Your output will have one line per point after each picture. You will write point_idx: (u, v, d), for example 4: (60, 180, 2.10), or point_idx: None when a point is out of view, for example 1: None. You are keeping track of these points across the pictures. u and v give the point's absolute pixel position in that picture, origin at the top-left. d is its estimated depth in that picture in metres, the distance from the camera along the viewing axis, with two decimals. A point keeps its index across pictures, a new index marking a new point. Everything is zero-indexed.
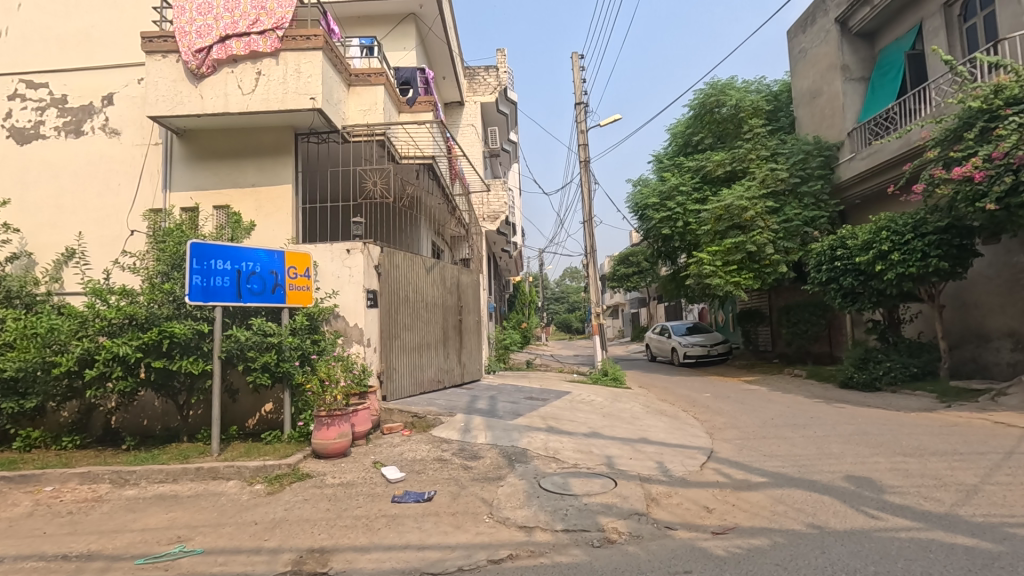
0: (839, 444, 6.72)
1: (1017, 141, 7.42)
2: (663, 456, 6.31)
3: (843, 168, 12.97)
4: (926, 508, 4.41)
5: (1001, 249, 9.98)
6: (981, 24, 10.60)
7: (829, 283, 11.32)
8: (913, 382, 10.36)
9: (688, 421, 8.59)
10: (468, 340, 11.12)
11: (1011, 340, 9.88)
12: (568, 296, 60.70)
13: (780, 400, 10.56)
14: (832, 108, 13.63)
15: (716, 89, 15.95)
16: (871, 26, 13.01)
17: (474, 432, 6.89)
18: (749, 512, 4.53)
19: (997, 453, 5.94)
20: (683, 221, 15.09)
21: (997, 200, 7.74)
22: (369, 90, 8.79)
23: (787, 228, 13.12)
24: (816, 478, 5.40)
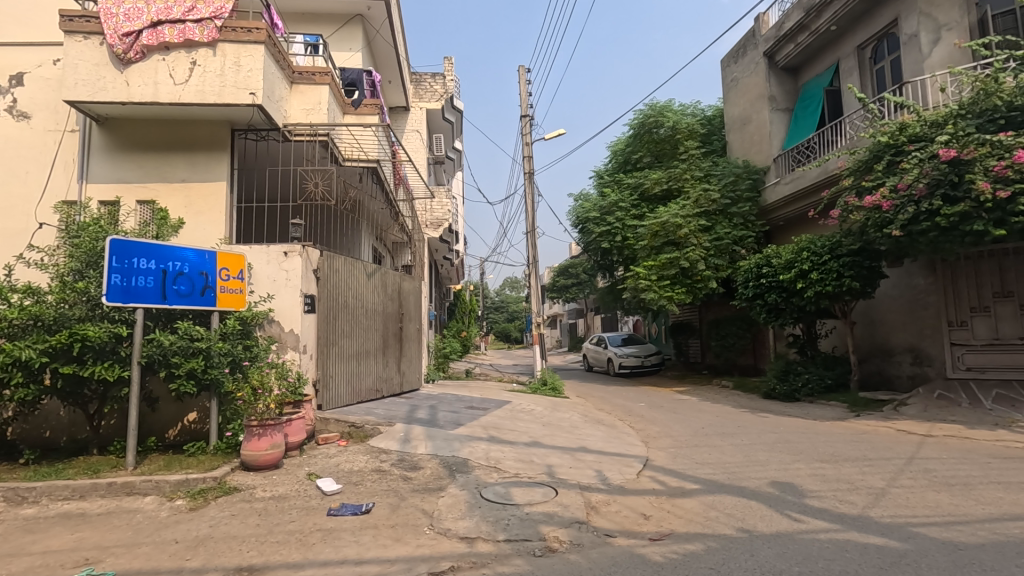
0: (764, 451, 7.11)
1: (918, 175, 8.18)
2: (601, 464, 6.44)
3: (768, 192, 13.87)
4: (842, 511, 4.73)
5: (904, 272, 10.94)
6: (889, 67, 11.67)
7: (754, 300, 12.02)
8: (828, 393, 11.13)
9: (624, 430, 8.81)
10: (408, 349, 10.92)
11: (911, 354, 10.83)
12: (508, 306, 60.95)
13: (709, 409, 11.05)
14: (759, 135, 14.55)
15: (655, 110, 16.57)
16: (795, 61, 14.02)
17: (414, 443, 6.75)
18: (683, 518, 4.70)
19: (901, 458, 6.48)
20: (622, 236, 15.61)
21: (901, 227, 8.50)
22: (312, 90, 8.52)
23: (717, 245, 13.80)
24: (744, 484, 5.67)
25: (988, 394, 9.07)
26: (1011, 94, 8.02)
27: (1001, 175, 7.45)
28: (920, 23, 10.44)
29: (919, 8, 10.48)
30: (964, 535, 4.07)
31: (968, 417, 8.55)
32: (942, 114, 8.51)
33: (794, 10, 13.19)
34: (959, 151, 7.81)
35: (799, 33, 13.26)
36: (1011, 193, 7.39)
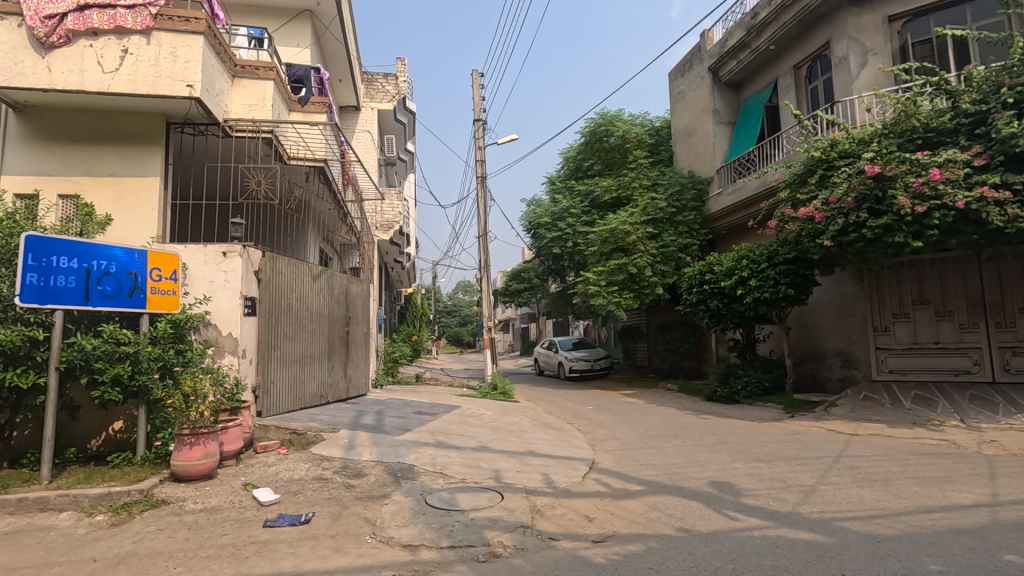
0: (705, 452, 7.34)
1: (847, 189, 8.70)
2: (548, 468, 6.48)
3: (712, 202, 14.41)
4: (775, 508, 4.94)
5: (835, 280, 11.57)
6: (822, 86, 12.37)
7: (698, 305, 12.43)
8: (765, 395, 11.64)
9: (572, 433, 8.90)
10: (355, 353, 10.67)
11: (841, 358, 11.47)
12: (460, 310, 60.51)
13: (655, 412, 11.33)
14: (704, 147, 15.10)
15: (606, 119, 16.91)
16: (737, 77, 14.65)
17: (358, 449, 6.59)
18: (626, 520, 4.78)
19: (829, 457, 6.84)
20: (573, 242, 15.98)
21: (831, 237, 9.02)
22: (256, 85, 8.25)
23: (664, 253, 14.16)
24: (684, 484, 5.83)
25: (907, 395, 9.74)
26: (927, 116, 8.67)
27: (919, 192, 7.99)
28: (849, 46, 11.10)
29: (848, 33, 11.13)
30: (883, 528, 4.33)
31: (890, 416, 9.14)
32: (868, 133, 9.10)
33: (737, 29, 13.82)
34: (883, 168, 8.34)
35: (740, 51, 13.88)
36: (928, 208, 7.94)
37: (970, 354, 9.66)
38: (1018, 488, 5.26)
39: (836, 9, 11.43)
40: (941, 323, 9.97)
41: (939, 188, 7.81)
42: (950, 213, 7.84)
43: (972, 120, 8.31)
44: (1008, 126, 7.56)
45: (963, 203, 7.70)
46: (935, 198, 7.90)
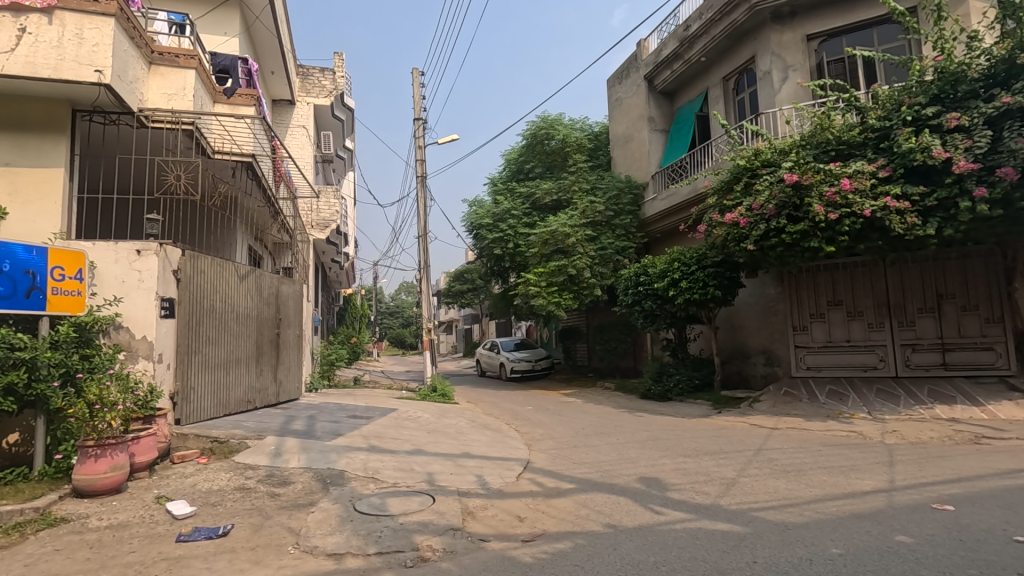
0: (636, 448, 7.57)
1: (768, 197, 9.21)
2: (482, 469, 6.48)
3: (647, 206, 14.90)
4: (697, 501, 5.16)
5: (758, 283, 12.24)
6: (748, 98, 13.03)
7: (633, 306, 12.79)
8: (695, 392, 12.16)
9: (509, 434, 8.95)
10: (286, 357, 10.25)
11: (764, 356, 12.13)
12: (403, 311, 59.51)
13: (592, 411, 11.58)
14: (640, 153, 15.59)
15: (547, 122, 17.12)
16: (671, 86, 15.21)
17: (286, 456, 6.35)
18: (556, 518, 4.85)
19: (750, 450, 7.21)
20: (514, 243, 16.12)
21: (754, 241, 9.53)
22: (176, 73, 7.82)
23: (602, 255, 14.45)
24: (614, 481, 5.99)
25: (822, 390, 10.42)
26: (839, 131, 9.31)
27: (832, 200, 8.57)
28: (772, 62, 11.74)
29: (771, 49, 11.76)
30: (794, 516, 4.60)
31: (807, 410, 9.75)
32: (788, 144, 9.65)
33: (671, 40, 14.37)
34: (800, 177, 8.87)
35: (674, 61, 14.43)
36: (839, 216, 8.53)
37: (877, 351, 10.47)
38: (913, 474, 5.75)
39: (761, 26, 12.06)
40: (852, 322, 10.74)
41: (849, 197, 8.42)
42: (858, 220, 8.44)
43: (877, 135, 9.00)
44: (908, 141, 8.22)
45: (870, 212, 8.31)
46: (846, 207, 8.50)
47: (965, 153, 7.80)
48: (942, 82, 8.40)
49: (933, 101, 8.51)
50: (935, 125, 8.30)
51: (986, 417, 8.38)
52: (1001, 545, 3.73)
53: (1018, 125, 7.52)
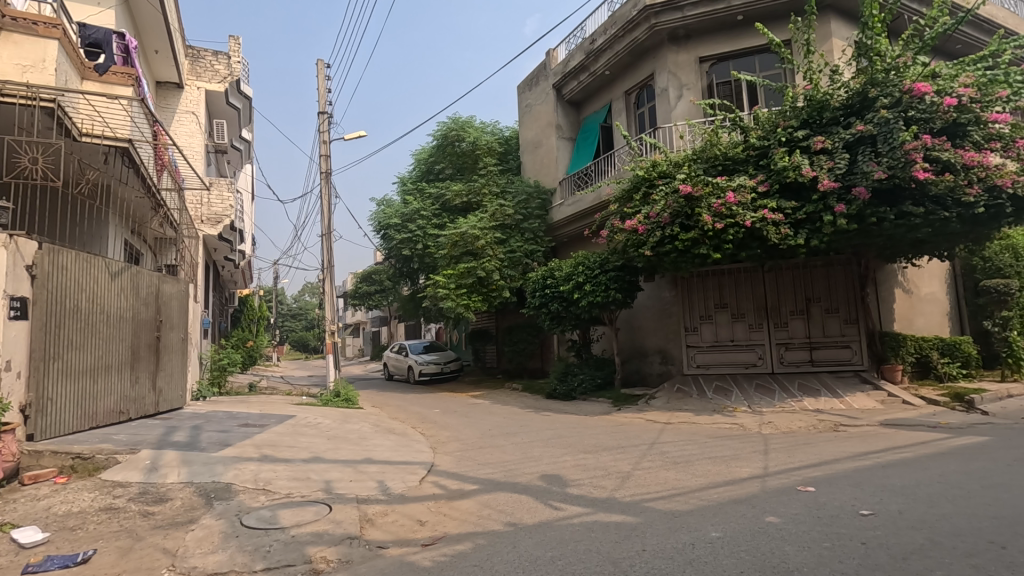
0: (540, 447, 7.74)
1: (664, 206, 9.82)
2: (384, 475, 6.31)
3: (555, 212, 15.32)
4: (595, 495, 5.36)
5: (656, 286, 12.99)
6: (648, 113, 13.81)
7: (541, 308, 13.07)
8: (597, 391, 12.67)
9: (414, 437, 8.80)
10: (167, 362, 9.36)
11: (660, 355, 12.88)
12: (307, 313, 56.72)
13: (499, 411, 11.68)
14: (549, 159, 16.01)
15: (458, 124, 17.05)
16: (578, 97, 15.76)
17: (163, 471, 5.81)
18: (457, 520, 4.83)
19: (645, 444, 7.63)
20: (423, 244, 15.93)
21: (651, 248, 10.09)
22: (34, 43, 6.92)
23: (511, 258, 14.62)
24: (517, 480, 6.08)
25: (710, 386, 11.26)
26: (725, 147, 10.12)
27: (718, 211, 9.28)
28: (669, 80, 12.55)
29: (668, 67, 12.56)
30: (681, 504, 4.93)
31: (696, 405, 10.50)
32: (681, 157, 10.33)
33: (578, 52, 14.89)
34: (692, 188, 9.53)
35: (580, 73, 14.98)
36: (725, 225, 9.25)
37: (756, 349, 11.47)
38: (783, 460, 6.38)
39: (659, 45, 12.85)
40: (736, 323, 11.68)
41: (733, 209, 9.16)
42: (741, 230, 9.22)
43: (758, 153, 9.86)
44: (782, 160, 9.10)
45: (750, 222, 9.10)
46: (731, 217, 9.24)
47: (828, 173, 8.76)
48: (810, 108, 9.40)
49: (803, 125, 9.51)
50: (805, 147, 9.25)
51: (843, 407, 9.49)
52: (850, 519, 4.23)
53: (870, 151, 8.56)
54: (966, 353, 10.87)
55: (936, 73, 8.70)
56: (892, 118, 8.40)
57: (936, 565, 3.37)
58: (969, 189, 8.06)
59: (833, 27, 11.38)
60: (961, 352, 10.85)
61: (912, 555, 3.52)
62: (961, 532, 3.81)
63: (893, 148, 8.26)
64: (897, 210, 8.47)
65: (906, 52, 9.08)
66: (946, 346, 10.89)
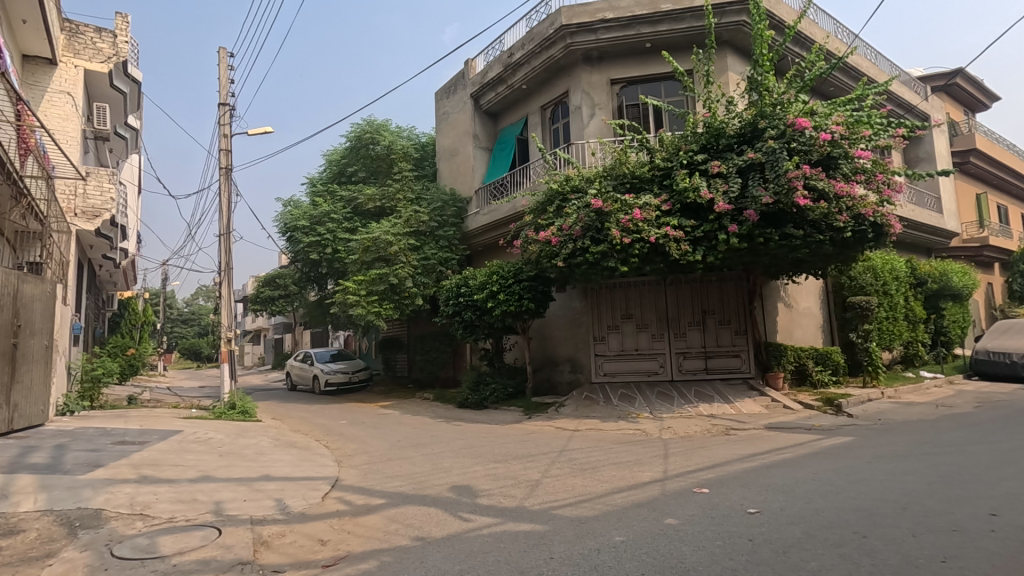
0: (450, 457, 7.63)
1: (576, 219, 10.16)
2: (283, 492, 5.93)
3: (470, 220, 15.33)
4: (504, 505, 5.36)
5: (567, 296, 13.36)
6: (562, 128, 14.22)
7: (454, 316, 12.96)
8: (509, 399, 12.76)
9: (317, 451, 8.36)
10: (25, 374, 8.19)
11: (570, 363, 13.22)
12: (199, 318, 52.45)
13: (409, 422, 11.40)
14: (465, 168, 16.03)
15: (372, 127, 16.68)
16: (495, 107, 15.94)
17: (15, 498, 5.06)
18: (362, 537, 4.63)
19: (554, 452, 7.77)
20: (332, 248, 15.29)
21: (563, 259, 10.36)
22: None
23: (425, 265, 14.40)
24: (426, 492, 5.94)
25: (615, 393, 11.71)
26: (633, 166, 10.62)
27: (626, 226, 9.71)
28: (583, 98, 13.03)
29: (582, 86, 13.05)
30: (587, 510, 5.05)
31: (603, 412, 10.87)
32: (593, 173, 10.76)
33: (496, 64, 15.08)
34: (603, 204, 9.94)
35: (498, 84, 15.17)
36: (631, 240, 9.70)
37: (658, 358, 12.10)
38: (680, 463, 6.75)
39: (574, 64, 13.33)
40: (640, 333, 12.24)
41: (639, 225, 9.62)
42: (646, 245, 9.72)
43: (662, 173, 10.46)
44: (683, 181, 9.71)
45: (655, 238, 9.62)
46: (637, 233, 9.70)
47: (723, 196, 9.47)
48: (709, 135, 10.15)
49: (702, 150, 10.25)
50: (703, 170, 9.95)
51: (733, 412, 10.24)
52: (740, 517, 4.55)
53: (759, 177, 9.38)
54: (835, 362, 12.08)
55: (814, 111, 9.71)
56: (778, 148, 9.28)
57: (811, 556, 3.69)
58: (839, 216, 9.05)
59: (729, 62, 12.39)
60: (832, 360, 12.03)
61: (792, 549, 3.83)
62: (831, 525, 4.22)
63: (778, 176, 9.11)
64: (781, 232, 9.33)
65: (790, 90, 10.06)
66: (819, 356, 12.05)
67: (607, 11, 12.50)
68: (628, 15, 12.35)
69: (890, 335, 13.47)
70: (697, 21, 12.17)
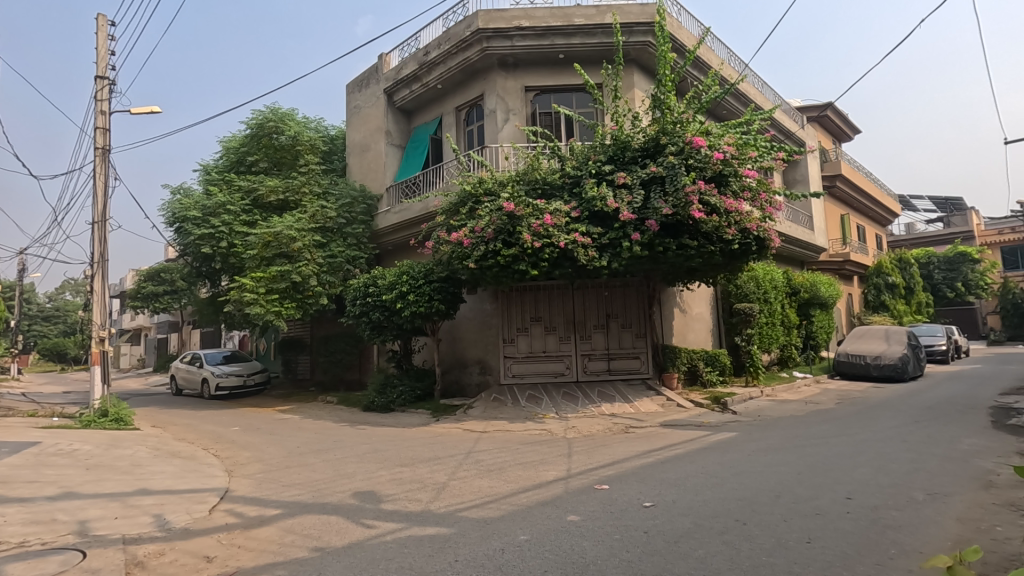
0: (353, 463, 7.37)
1: (489, 222, 10.24)
2: (163, 507, 5.42)
3: (381, 218, 14.92)
4: (410, 510, 5.26)
5: (478, 298, 13.40)
6: (477, 131, 14.26)
7: (360, 317, 12.55)
8: (416, 402, 12.55)
9: (205, 460, 7.74)
10: None
11: (479, 365, 13.27)
12: (66, 315, 46.67)
13: (310, 427, 10.87)
14: (376, 164, 15.60)
15: (276, 115, 15.74)
16: (409, 105, 15.66)
17: None
18: (254, 551, 4.34)
19: (461, 454, 7.75)
20: (228, 242, 14.22)
21: (474, 261, 10.36)
22: None
23: (331, 263, 13.81)
24: (327, 500, 5.69)
25: (523, 395, 11.90)
26: (544, 173, 10.91)
27: (537, 231, 9.93)
28: (497, 102, 13.19)
29: (496, 91, 13.19)
30: (492, 511, 5.09)
31: (511, 413, 11.03)
32: (506, 177, 10.90)
33: (410, 61, 14.82)
34: (515, 207, 10.11)
35: (413, 82, 14.94)
36: (542, 245, 9.93)
37: (564, 360, 12.46)
38: (583, 461, 7.00)
39: (489, 68, 13.44)
40: (548, 336, 12.52)
41: (549, 230, 9.89)
42: (555, 250, 9.98)
43: (572, 181, 10.80)
44: (592, 190, 10.11)
45: (564, 243, 9.91)
46: (547, 238, 9.95)
47: (627, 206, 9.96)
48: (616, 147, 10.66)
49: (609, 161, 10.74)
50: (610, 180, 10.40)
51: (632, 411, 10.79)
52: (636, 511, 4.81)
53: (660, 190, 9.97)
54: (722, 363, 13.08)
55: (709, 131, 10.50)
56: (677, 164, 9.93)
57: (698, 544, 3.98)
58: (728, 230, 9.85)
59: (635, 79, 13.07)
60: (719, 362, 12.99)
61: (681, 538, 4.11)
62: (715, 514, 4.58)
63: (676, 190, 9.75)
64: (678, 242, 9.98)
65: (689, 110, 10.80)
66: (709, 357, 13.00)
67: (523, 19, 12.72)
68: (543, 25, 12.66)
69: (769, 339, 14.87)
70: (607, 37, 12.73)
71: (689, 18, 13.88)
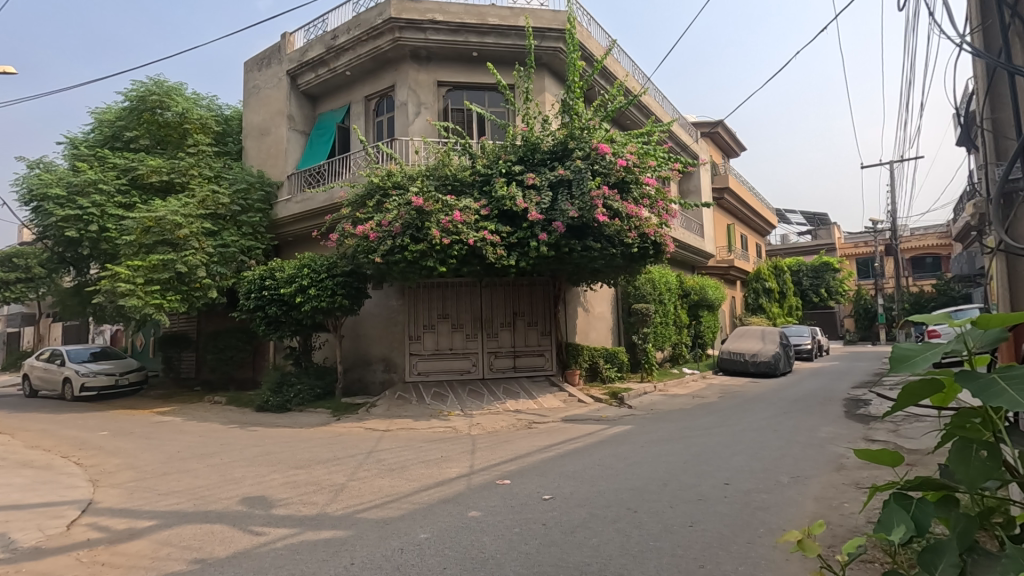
0: (242, 467, 6.90)
1: (397, 216, 10.05)
2: (9, 524, 4.75)
3: (280, 207, 14.09)
4: (304, 513, 5.02)
5: (383, 294, 13.04)
6: (386, 122, 13.88)
7: (255, 311, 11.77)
8: (316, 401, 11.99)
9: (64, 470, 6.88)
10: None
11: (383, 363, 12.93)
12: None
13: (193, 429, 10.02)
14: (276, 150, 14.69)
15: (161, 89, 14.34)
16: (314, 90, 14.91)
17: None
18: (121, 567, 3.92)
19: (361, 454, 7.51)
20: (99, 225, 12.74)
21: (381, 255, 10.10)
22: None
23: (223, 253, 12.78)
24: (210, 508, 5.28)
25: (428, 392, 11.78)
26: (455, 169, 10.86)
27: (446, 227, 9.88)
28: (409, 95, 12.95)
29: (408, 83, 12.96)
30: (393, 511, 4.99)
31: (415, 411, 10.87)
32: (415, 171, 10.73)
33: (317, 44, 14.13)
34: (424, 203, 10.01)
35: (319, 66, 14.25)
36: (451, 241, 9.90)
37: (471, 357, 12.49)
38: (486, 458, 7.06)
39: (401, 59, 13.14)
40: (455, 334, 12.48)
41: (458, 227, 9.88)
42: (464, 247, 9.99)
43: (482, 180, 10.85)
44: (501, 190, 10.22)
45: (473, 241, 9.94)
46: (456, 234, 9.94)
47: (535, 207, 10.20)
48: (526, 148, 10.86)
49: (519, 161, 10.92)
50: (519, 180, 10.58)
51: (536, 407, 11.05)
52: (536, 504, 4.93)
53: (567, 192, 10.29)
54: (620, 360, 13.76)
55: (613, 139, 10.96)
56: (583, 168, 10.30)
57: (593, 533, 4.16)
58: (629, 233, 10.39)
59: (546, 83, 13.38)
60: (618, 359, 13.63)
61: (578, 528, 4.28)
62: (609, 504, 4.81)
63: (582, 193, 10.12)
64: (583, 244, 10.35)
65: (596, 117, 11.23)
66: (609, 355, 13.61)
67: (437, 13, 12.59)
68: (457, 21, 12.59)
69: (663, 338, 15.86)
70: (520, 40, 12.90)
71: (598, 28, 14.45)
